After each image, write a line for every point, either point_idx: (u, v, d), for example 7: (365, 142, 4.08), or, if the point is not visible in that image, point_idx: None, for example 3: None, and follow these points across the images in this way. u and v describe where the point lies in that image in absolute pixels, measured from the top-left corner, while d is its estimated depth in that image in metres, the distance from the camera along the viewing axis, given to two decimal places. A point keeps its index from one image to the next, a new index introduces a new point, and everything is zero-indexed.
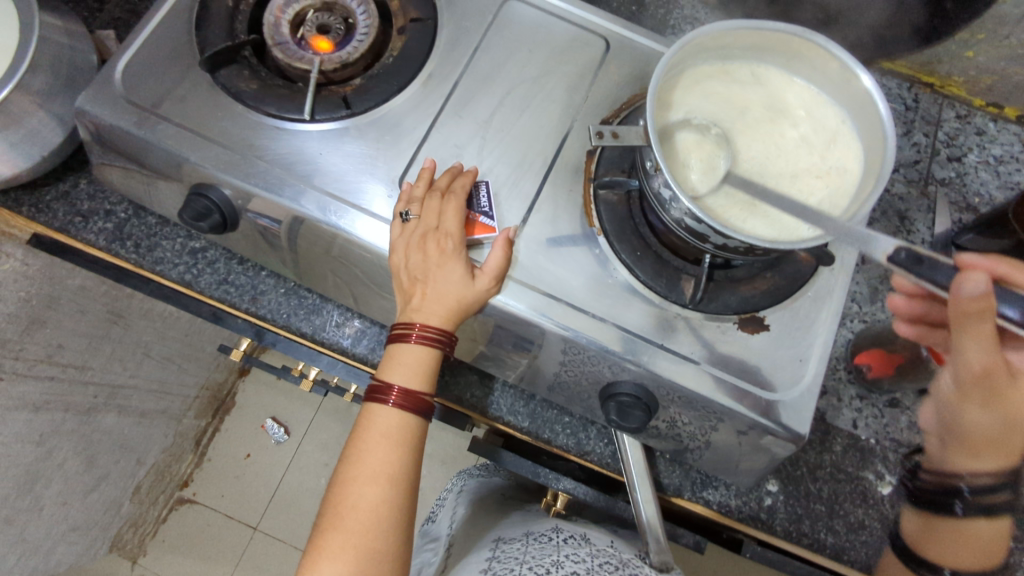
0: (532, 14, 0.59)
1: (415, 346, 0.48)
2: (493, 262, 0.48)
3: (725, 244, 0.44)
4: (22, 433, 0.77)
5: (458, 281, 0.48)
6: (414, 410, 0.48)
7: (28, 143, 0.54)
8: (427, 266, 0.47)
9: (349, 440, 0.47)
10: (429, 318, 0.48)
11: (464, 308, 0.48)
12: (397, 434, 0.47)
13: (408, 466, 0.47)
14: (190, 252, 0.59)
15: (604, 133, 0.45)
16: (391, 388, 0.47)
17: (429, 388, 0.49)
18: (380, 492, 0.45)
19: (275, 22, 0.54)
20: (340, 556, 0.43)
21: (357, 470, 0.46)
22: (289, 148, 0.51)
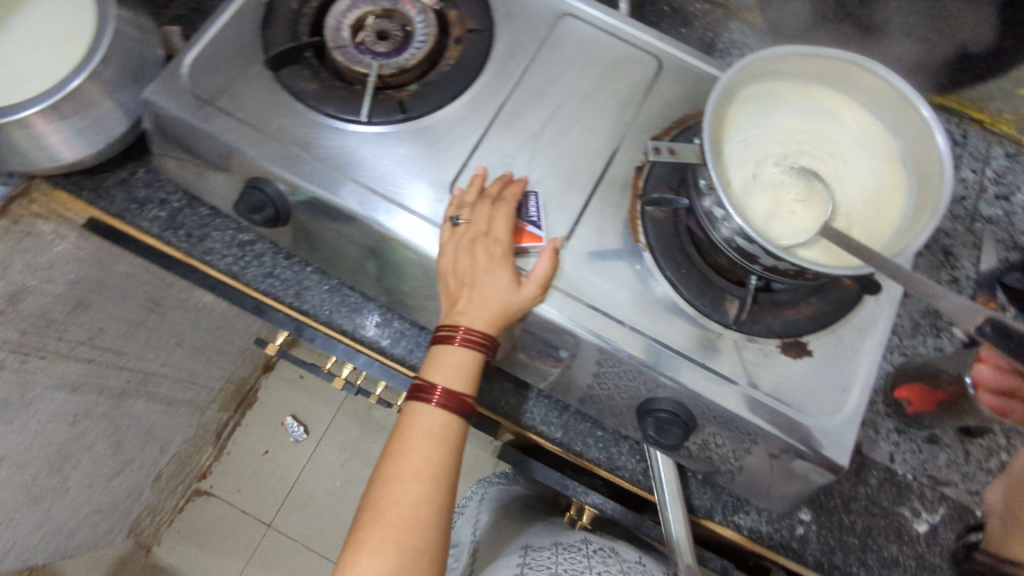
0: (586, 29, 0.59)
1: (460, 348, 0.49)
2: (541, 270, 0.48)
3: (774, 267, 0.44)
4: (58, 412, 0.79)
5: (505, 288, 0.48)
6: (456, 411, 0.49)
7: (93, 131, 0.56)
8: (475, 271, 0.48)
9: (393, 437, 0.49)
10: (474, 322, 0.49)
11: (509, 315, 0.48)
12: (438, 433, 0.48)
13: (447, 466, 0.48)
14: (239, 244, 0.60)
15: (661, 149, 0.45)
16: (434, 388, 0.49)
17: (470, 390, 0.50)
18: (421, 490, 0.47)
19: (337, 25, 0.56)
20: (381, 549, 0.45)
21: (399, 467, 0.47)
22: (344, 148, 0.52)
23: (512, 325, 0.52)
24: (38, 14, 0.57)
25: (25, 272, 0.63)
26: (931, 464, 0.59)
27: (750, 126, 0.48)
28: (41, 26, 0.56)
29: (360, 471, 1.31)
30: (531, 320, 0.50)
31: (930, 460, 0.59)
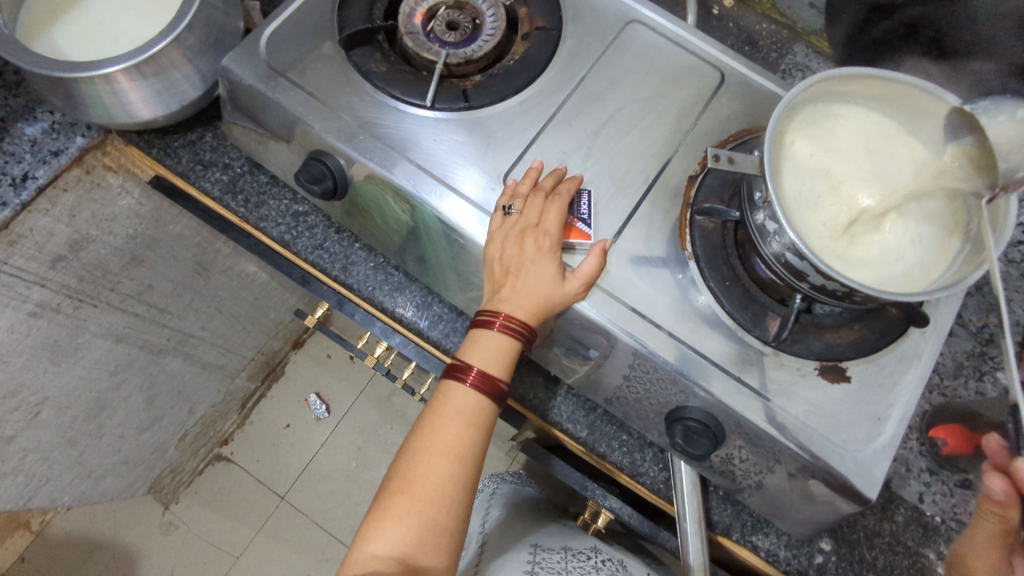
0: (652, 37, 0.59)
1: (499, 335, 0.50)
2: (588, 267, 0.49)
3: (822, 286, 0.44)
4: (101, 360, 0.82)
5: (550, 281, 0.49)
6: (489, 395, 0.50)
7: (170, 93, 0.58)
8: (522, 260, 0.49)
9: (425, 412, 0.50)
10: (515, 311, 0.50)
11: (551, 308, 0.49)
12: (469, 414, 0.49)
13: (475, 447, 0.49)
14: (293, 215, 0.62)
15: (721, 157, 0.45)
16: (470, 369, 0.50)
17: (505, 377, 0.51)
18: (448, 467, 0.48)
19: (410, 12, 0.58)
20: (405, 519, 0.47)
21: (429, 442, 0.49)
22: (405, 129, 0.53)
23: (551, 319, 0.52)
24: None
25: (90, 221, 0.67)
26: (962, 509, 0.57)
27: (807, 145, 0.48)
28: None
29: (375, 456, 1.32)
30: (570, 314, 0.51)
31: (962, 504, 0.57)
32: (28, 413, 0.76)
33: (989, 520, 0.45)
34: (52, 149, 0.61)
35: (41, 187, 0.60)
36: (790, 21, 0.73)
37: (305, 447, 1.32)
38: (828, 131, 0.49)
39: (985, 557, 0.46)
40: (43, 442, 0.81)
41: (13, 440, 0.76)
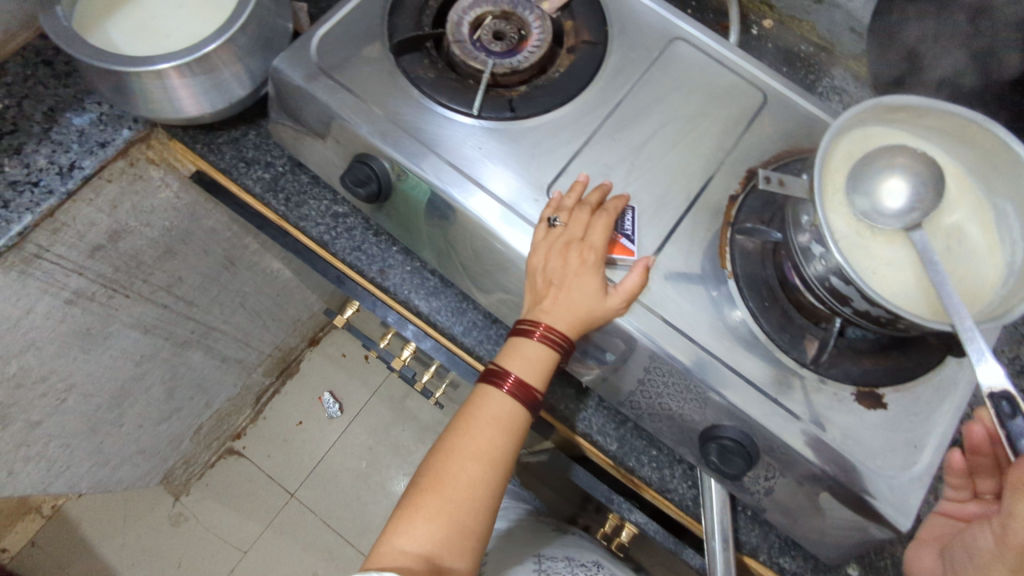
0: (696, 55, 0.60)
1: (538, 344, 0.51)
2: (631, 284, 0.49)
3: (866, 312, 0.45)
4: (128, 349, 0.83)
5: (592, 295, 0.50)
6: (526, 403, 0.51)
7: (218, 91, 0.59)
8: (566, 273, 0.50)
9: (460, 415, 0.52)
10: (555, 323, 0.51)
11: (591, 321, 0.50)
12: (504, 420, 0.51)
13: (507, 453, 0.51)
14: (333, 215, 0.62)
15: (772, 179, 0.46)
16: (509, 376, 0.51)
17: (542, 387, 0.52)
18: (480, 470, 0.49)
19: (458, 20, 0.58)
20: (436, 517, 0.48)
21: (463, 444, 0.50)
22: (450, 136, 0.54)
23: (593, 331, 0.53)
24: None
25: (130, 213, 0.68)
26: None
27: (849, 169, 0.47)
28: None
29: (386, 457, 1.32)
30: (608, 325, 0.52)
31: None
32: (56, 400, 0.77)
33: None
34: (99, 140, 0.62)
35: (87, 177, 0.61)
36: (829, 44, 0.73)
37: (317, 445, 1.32)
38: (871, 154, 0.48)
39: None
40: (66, 428, 0.82)
41: (39, 425, 0.77)
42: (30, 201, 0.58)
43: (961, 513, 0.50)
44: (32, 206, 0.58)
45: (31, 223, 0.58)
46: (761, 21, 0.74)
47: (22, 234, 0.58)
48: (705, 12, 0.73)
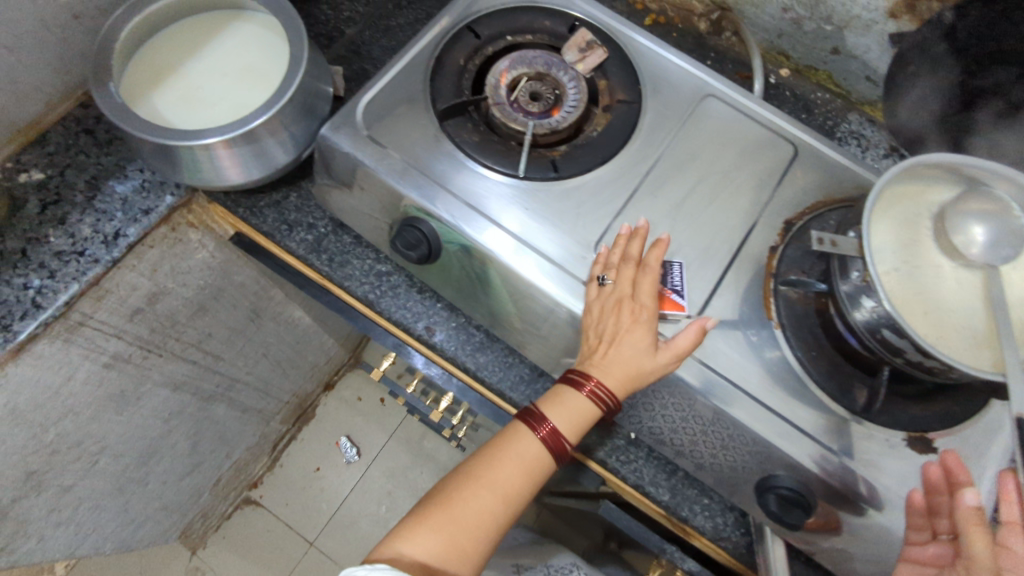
0: (726, 111, 0.62)
1: (584, 396, 0.51)
2: (683, 341, 0.49)
3: (919, 362, 0.46)
4: (159, 407, 0.82)
5: (642, 351, 0.50)
6: (555, 452, 0.51)
7: (262, 158, 0.60)
8: (617, 330, 0.51)
9: (488, 445, 0.52)
10: (604, 378, 0.51)
11: (643, 378, 0.50)
12: (529, 462, 0.51)
13: (524, 495, 0.50)
14: (377, 274, 0.64)
15: (824, 240, 0.49)
16: (544, 422, 0.51)
17: (574, 440, 0.52)
18: (493, 502, 0.49)
19: (496, 83, 0.60)
20: (439, 532, 0.48)
21: (483, 472, 0.50)
22: (495, 197, 0.55)
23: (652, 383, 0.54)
24: (227, 44, 0.62)
25: (169, 275, 0.69)
26: None
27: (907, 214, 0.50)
28: (230, 56, 0.62)
29: (405, 500, 1.31)
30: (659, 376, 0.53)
31: None
32: (89, 461, 0.76)
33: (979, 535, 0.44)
34: (143, 208, 0.63)
35: (131, 244, 0.62)
36: (844, 91, 0.75)
37: (335, 490, 1.31)
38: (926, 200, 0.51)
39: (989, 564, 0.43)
40: (96, 490, 0.81)
41: (71, 489, 0.76)
42: (76, 270, 0.59)
43: (922, 557, 0.49)
44: (78, 275, 0.59)
45: (77, 292, 0.59)
46: (778, 70, 0.77)
47: (69, 303, 0.59)
48: (724, 62, 0.76)
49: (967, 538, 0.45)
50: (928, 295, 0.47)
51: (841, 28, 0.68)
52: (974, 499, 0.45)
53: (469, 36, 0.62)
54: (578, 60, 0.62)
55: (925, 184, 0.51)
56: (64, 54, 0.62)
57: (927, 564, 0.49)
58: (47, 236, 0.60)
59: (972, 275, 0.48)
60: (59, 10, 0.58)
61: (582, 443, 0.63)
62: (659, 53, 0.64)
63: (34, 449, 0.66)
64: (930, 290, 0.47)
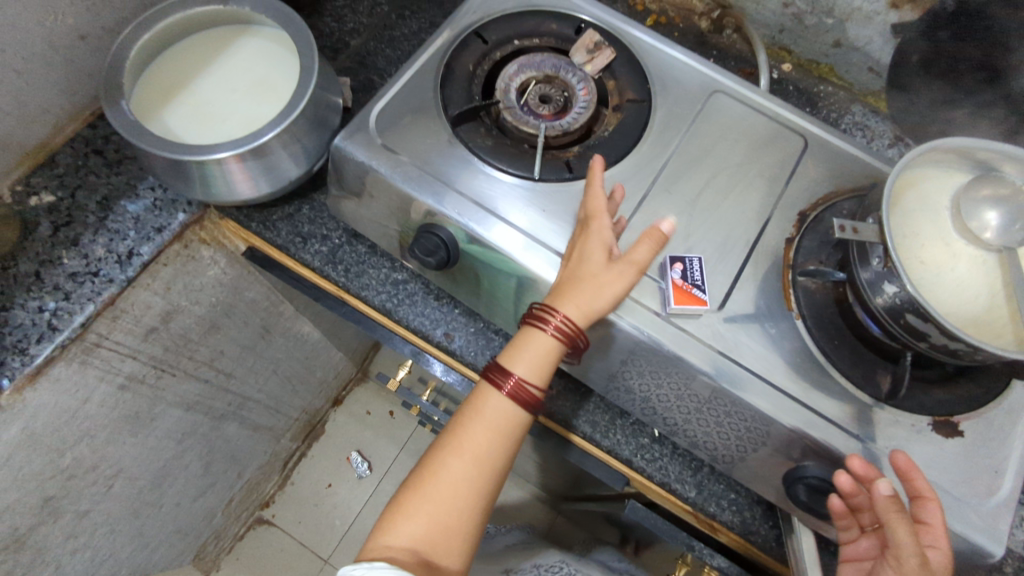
0: (735, 106, 0.62)
1: (545, 326, 0.50)
2: (638, 249, 0.50)
3: (944, 346, 0.46)
4: (172, 427, 0.81)
5: (599, 263, 0.50)
6: (521, 399, 0.50)
7: (274, 172, 0.60)
8: (574, 252, 0.51)
9: (456, 417, 0.52)
10: (567, 303, 0.49)
11: (605, 292, 0.49)
12: (495, 421, 0.50)
13: (496, 455, 0.50)
14: (393, 282, 0.64)
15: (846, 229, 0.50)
16: (506, 376, 0.50)
17: (541, 381, 0.51)
18: (465, 470, 0.49)
19: (506, 87, 0.60)
20: (418, 514, 0.48)
21: (450, 445, 0.50)
22: (511, 198, 0.55)
23: (676, 378, 0.54)
24: (236, 58, 0.63)
25: (182, 293, 0.68)
26: None
27: (925, 200, 0.50)
28: (239, 71, 0.62)
29: None
30: (682, 371, 0.53)
31: None
32: (104, 486, 0.75)
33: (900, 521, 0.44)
34: (156, 226, 0.63)
35: (145, 263, 0.62)
36: (847, 84, 0.76)
37: (348, 507, 1.29)
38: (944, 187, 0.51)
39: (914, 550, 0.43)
40: (111, 515, 0.79)
41: (87, 515, 0.74)
42: (91, 291, 0.59)
43: (859, 554, 0.52)
44: (93, 295, 0.59)
45: (93, 312, 0.58)
46: (781, 65, 0.77)
47: (85, 324, 0.58)
48: (727, 59, 0.76)
49: (892, 531, 0.44)
50: (950, 279, 0.48)
51: (843, 21, 0.69)
52: (888, 489, 0.44)
53: (477, 42, 0.63)
54: (586, 61, 0.62)
55: (943, 171, 0.52)
56: (72, 75, 0.62)
57: (865, 560, 0.51)
58: (61, 257, 0.59)
59: (991, 259, 0.48)
60: (67, 30, 0.58)
61: (606, 444, 0.63)
62: (666, 51, 0.64)
63: (51, 474, 0.65)
64: (949, 274, 0.48)
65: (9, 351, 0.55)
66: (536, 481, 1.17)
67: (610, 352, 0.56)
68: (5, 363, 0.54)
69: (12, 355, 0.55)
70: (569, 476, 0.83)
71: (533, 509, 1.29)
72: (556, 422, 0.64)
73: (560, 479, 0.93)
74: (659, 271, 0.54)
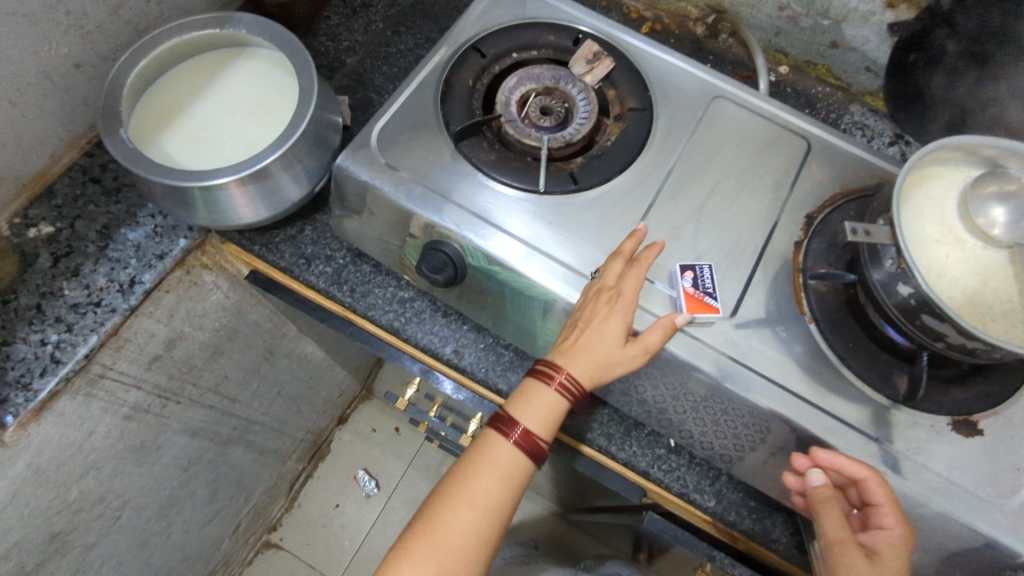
0: (736, 111, 0.62)
1: (553, 390, 0.51)
2: (652, 335, 0.49)
3: (961, 345, 0.45)
4: (178, 455, 0.80)
5: (613, 344, 0.50)
6: (529, 452, 0.51)
7: (272, 195, 0.59)
8: (593, 317, 0.50)
9: (465, 459, 0.52)
10: (572, 368, 0.51)
11: (608, 370, 0.50)
12: (503, 469, 0.51)
13: (504, 503, 0.51)
14: (400, 301, 0.64)
15: (858, 231, 0.49)
16: (515, 426, 0.51)
17: (547, 436, 0.52)
18: (474, 518, 0.50)
19: (506, 101, 0.60)
20: (425, 561, 0.49)
21: (459, 491, 0.50)
22: (517, 212, 0.55)
23: (689, 385, 0.53)
24: (233, 81, 0.62)
25: (185, 319, 0.67)
26: None
27: (930, 196, 0.50)
28: (237, 94, 0.62)
29: None
30: (695, 380, 0.52)
31: None
32: (111, 518, 0.74)
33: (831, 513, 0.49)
34: (157, 252, 0.62)
35: (147, 291, 0.61)
36: (845, 84, 0.76)
37: (357, 526, 1.28)
38: (948, 184, 0.51)
39: (840, 535, 0.49)
40: (119, 547, 0.78)
41: (94, 548, 0.73)
42: (94, 322, 0.58)
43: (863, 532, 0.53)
44: (96, 326, 0.58)
45: (96, 343, 0.57)
46: (777, 68, 0.78)
47: (88, 356, 0.57)
48: (724, 64, 0.77)
49: (824, 520, 0.50)
50: (964, 278, 0.47)
51: (839, 22, 0.70)
52: (812, 481, 0.50)
53: (476, 56, 0.63)
54: (586, 72, 0.62)
55: (949, 169, 0.52)
56: (68, 105, 0.61)
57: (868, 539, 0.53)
58: (61, 289, 0.58)
59: (1001, 254, 0.48)
60: (62, 60, 0.58)
61: (622, 456, 0.62)
62: (665, 59, 0.64)
63: (57, 510, 0.63)
64: (960, 271, 0.47)
65: (11, 386, 0.54)
66: (547, 492, 1.16)
67: None
68: (8, 399, 0.53)
69: (14, 391, 0.54)
70: (581, 488, 0.82)
71: (544, 521, 1.28)
72: (572, 436, 0.63)
73: (572, 491, 0.92)
74: (669, 280, 0.54)
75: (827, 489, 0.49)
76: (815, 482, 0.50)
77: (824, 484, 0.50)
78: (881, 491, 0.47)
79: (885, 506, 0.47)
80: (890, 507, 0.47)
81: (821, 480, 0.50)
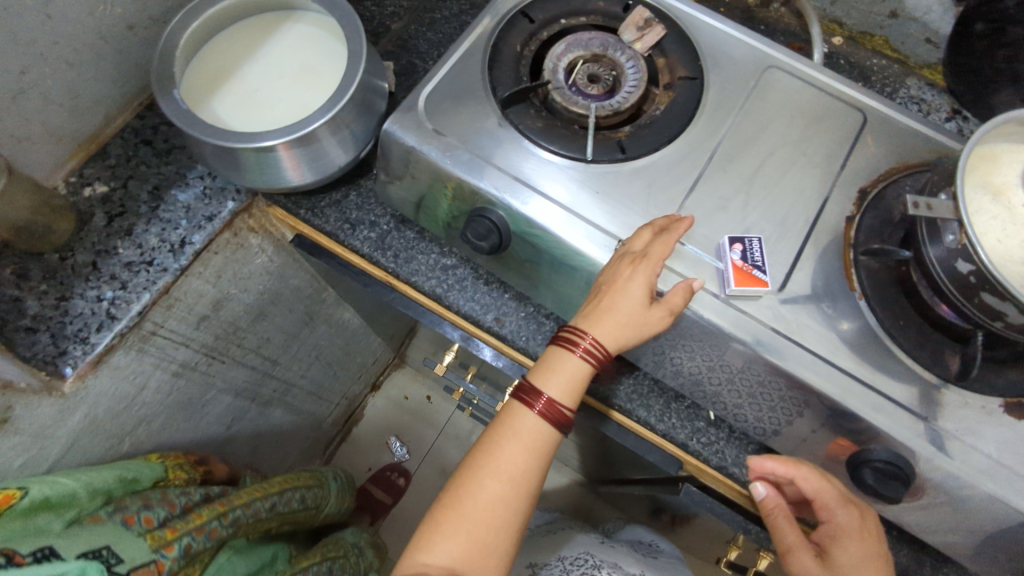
0: (790, 82, 0.60)
1: (579, 356, 0.52)
2: (677, 297, 0.49)
3: (1020, 325, 0.44)
4: (222, 413, 0.83)
5: (637, 305, 0.50)
6: (554, 422, 0.52)
7: (319, 159, 0.59)
8: (616, 280, 0.50)
9: (490, 431, 0.53)
10: (597, 332, 0.51)
11: (636, 332, 0.51)
12: (529, 438, 0.52)
13: (532, 474, 0.52)
14: (442, 268, 0.65)
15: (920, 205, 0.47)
16: (539, 396, 0.52)
17: (572, 403, 0.52)
18: (501, 489, 0.50)
19: (554, 67, 0.59)
20: (456, 532, 0.50)
21: (483, 462, 0.51)
22: (562, 180, 0.55)
23: (736, 359, 0.53)
24: (282, 44, 0.63)
25: (232, 281, 0.69)
26: None
27: (996, 171, 0.48)
28: (286, 58, 0.62)
29: None
30: (742, 358, 0.52)
31: None
32: None
33: (783, 520, 0.53)
34: (206, 214, 0.63)
35: (197, 251, 0.62)
36: (901, 57, 0.74)
37: None
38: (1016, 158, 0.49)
39: (797, 546, 0.52)
40: None
41: None
42: (147, 280, 0.59)
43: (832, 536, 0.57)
44: (148, 284, 0.59)
45: (149, 301, 0.59)
46: (832, 39, 0.76)
47: (141, 314, 0.59)
48: (775, 34, 0.75)
49: (779, 532, 0.53)
50: None
51: None
52: (760, 495, 0.54)
53: (524, 22, 0.62)
54: (637, 39, 0.61)
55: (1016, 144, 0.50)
56: (121, 67, 0.62)
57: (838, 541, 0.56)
58: (115, 247, 0.60)
59: None
60: (116, 20, 0.58)
61: (661, 428, 0.63)
62: (719, 27, 0.63)
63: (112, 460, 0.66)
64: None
65: (70, 339, 0.56)
66: (576, 464, 1.17)
67: (665, 333, 0.56)
68: (68, 352, 0.55)
69: (74, 344, 0.56)
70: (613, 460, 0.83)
71: (572, 493, 1.29)
72: (608, 405, 0.64)
73: (603, 464, 0.93)
74: (717, 253, 0.53)
75: (771, 500, 0.54)
76: (762, 495, 0.54)
77: (767, 496, 0.54)
78: (813, 484, 0.51)
79: (821, 498, 0.51)
80: (825, 497, 0.51)
81: (765, 492, 0.54)
